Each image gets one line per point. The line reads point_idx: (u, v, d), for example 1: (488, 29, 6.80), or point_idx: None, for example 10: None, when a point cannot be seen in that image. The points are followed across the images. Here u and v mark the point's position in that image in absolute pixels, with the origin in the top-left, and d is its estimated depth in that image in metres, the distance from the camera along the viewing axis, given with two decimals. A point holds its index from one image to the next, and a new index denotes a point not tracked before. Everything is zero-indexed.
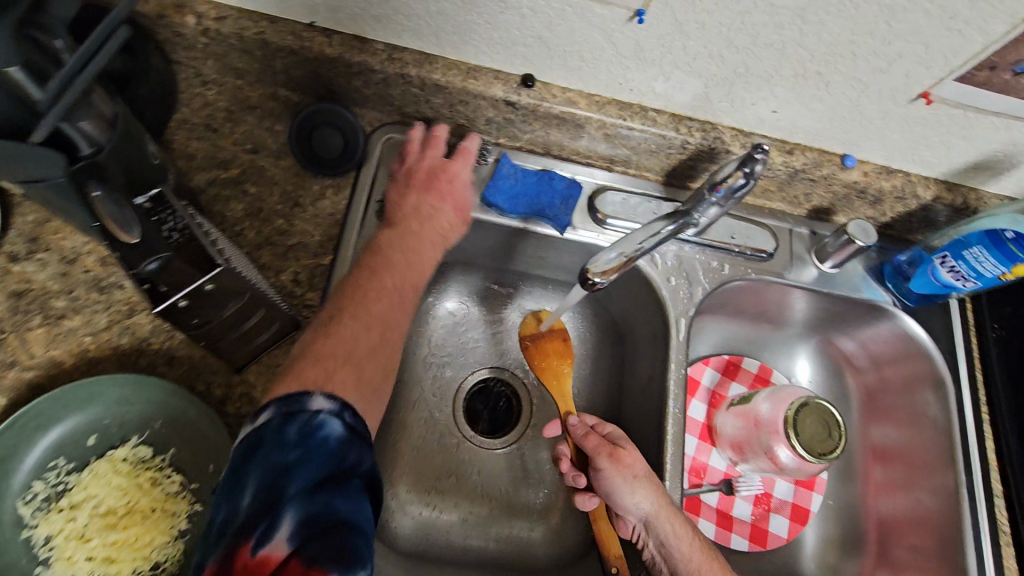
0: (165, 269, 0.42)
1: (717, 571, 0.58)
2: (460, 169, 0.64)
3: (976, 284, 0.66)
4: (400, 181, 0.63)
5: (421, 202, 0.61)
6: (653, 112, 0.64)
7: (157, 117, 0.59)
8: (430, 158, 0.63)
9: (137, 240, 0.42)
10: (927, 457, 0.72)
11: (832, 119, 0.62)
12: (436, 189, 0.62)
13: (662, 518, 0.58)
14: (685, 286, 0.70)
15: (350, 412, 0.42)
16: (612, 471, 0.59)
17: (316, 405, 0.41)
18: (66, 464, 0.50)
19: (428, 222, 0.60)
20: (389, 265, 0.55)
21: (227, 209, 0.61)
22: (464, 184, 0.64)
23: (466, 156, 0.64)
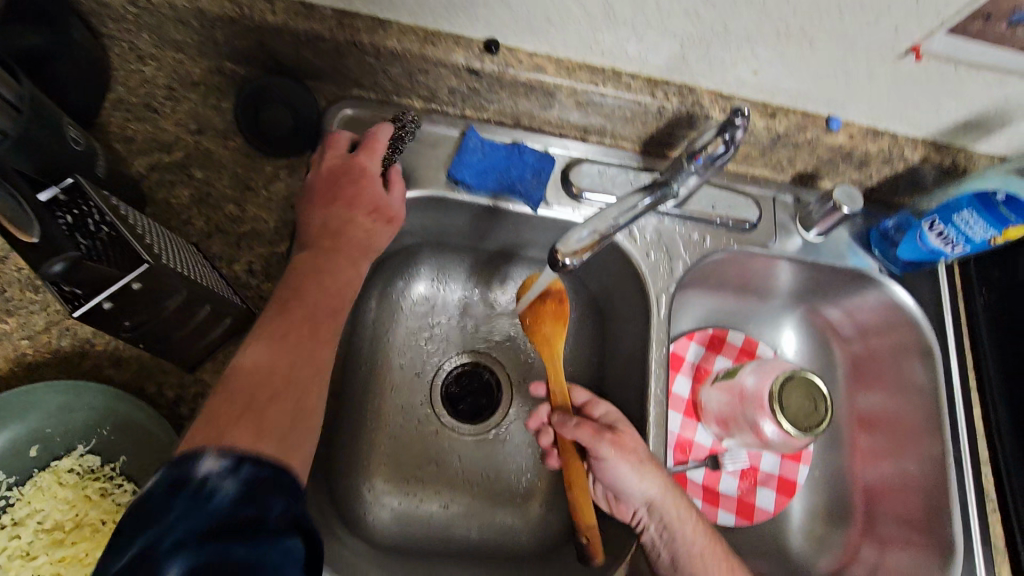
0: (77, 269, 0.36)
1: (720, 551, 0.59)
2: (369, 165, 0.57)
3: (965, 249, 0.64)
4: (307, 194, 0.57)
5: (334, 215, 0.55)
6: (627, 77, 0.60)
7: (85, 96, 0.54)
8: (331, 160, 0.57)
9: (38, 239, 0.36)
10: (914, 426, 0.70)
11: (816, 79, 0.58)
12: (346, 199, 0.56)
13: (668, 501, 0.58)
14: (666, 261, 0.67)
15: (249, 464, 0.36)
16: (617, 459, 0.57)
17: (205, 469, 0.34)
18: (7, 477, 0.46)
19: (346, 234, 0.55)
20: (306, 297, 0.49)
21: (172, 196, 0.56)
22: (381, 189, 0.57)
23: (376, 149, 0.58)
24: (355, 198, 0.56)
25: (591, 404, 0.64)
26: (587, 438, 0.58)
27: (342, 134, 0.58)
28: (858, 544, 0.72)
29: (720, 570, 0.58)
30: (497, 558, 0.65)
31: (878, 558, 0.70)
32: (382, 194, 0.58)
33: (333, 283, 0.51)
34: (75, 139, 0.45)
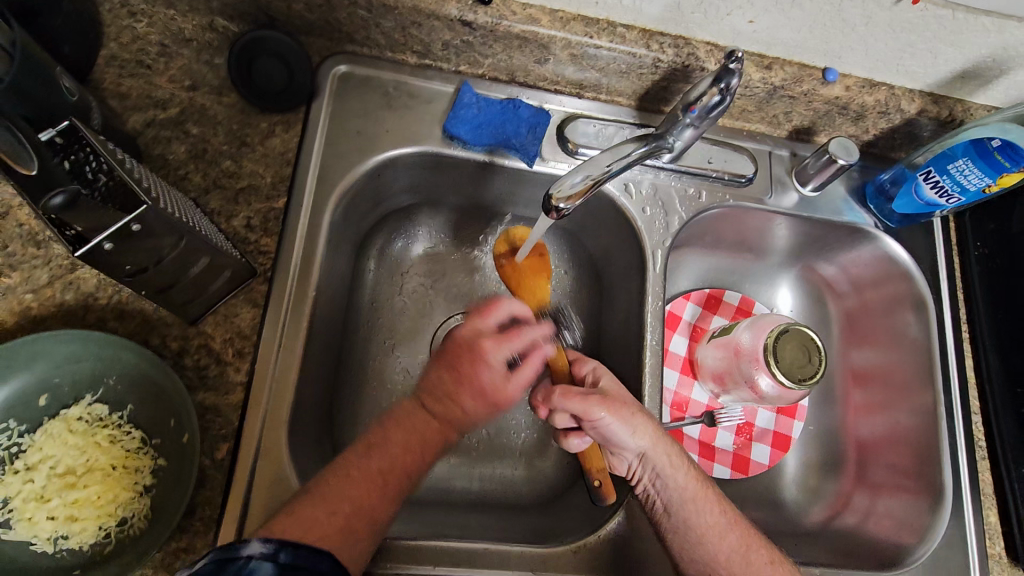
0: (75, 203, 0.38)
1: (712, 497, 0.58)
2: (492, 349, 0.52)
3: (960, 200, 0.64)
4: (438, 351, 0.54)
5: (444, 382, 0.51)
6: (622, 28, 0.60)
7: (77, 51, 0.54)
8: (466, 330, 0.53)
9: (37, 172, 0.38)
10: (906, 378, 0.71)
11: (813, 29, 0.58)
12: (460, 373, 0.51)
13: (660, 450, 0.57)
14: (662, 216, 0.68)
15: (286, 551, 0.41)
16: (611, 417, 0.55)
17: (249, 551, 0.40)
18: (18, 425, 0.48)
19: (449, 408, 0.51)
20: (384, 449, 0.49)
21: (168, 152, 0.57)
22: (500, 367, 0.51)
23: (517, 338, 0.53)
24: (468, 375, 0.51)
25: (580, 362, 0.63)
26: (580, 407, 0.56)
27: (501, 305, 0.55)
28: (851, 493, 0.73)
29: (712, 514, 0.57)
30: (498, 508, 0.67)
31: (871, 505, 0.70)
32: (502, 377, 0.51)
33: (414, 413, 0.51)
34: (69, 90, 0.45)
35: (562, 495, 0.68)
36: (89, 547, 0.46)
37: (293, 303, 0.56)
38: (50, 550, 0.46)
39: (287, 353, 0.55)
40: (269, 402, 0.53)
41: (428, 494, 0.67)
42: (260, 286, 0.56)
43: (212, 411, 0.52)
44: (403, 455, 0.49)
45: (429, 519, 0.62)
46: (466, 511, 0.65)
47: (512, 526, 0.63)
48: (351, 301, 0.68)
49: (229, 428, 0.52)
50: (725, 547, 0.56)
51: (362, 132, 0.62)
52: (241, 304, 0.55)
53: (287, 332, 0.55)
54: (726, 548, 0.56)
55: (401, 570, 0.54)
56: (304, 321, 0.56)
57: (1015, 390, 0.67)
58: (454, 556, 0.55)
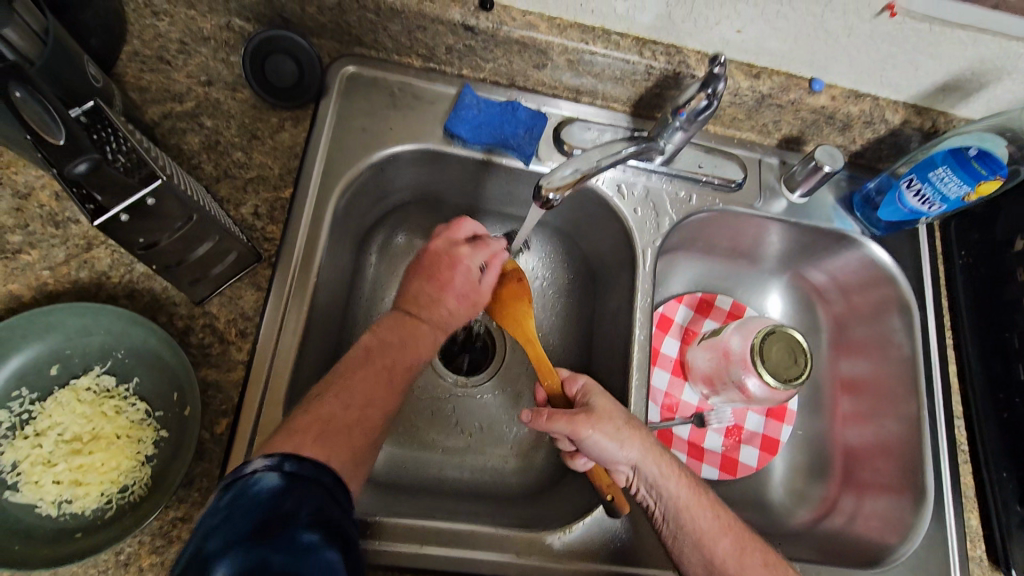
0: (96, 173, 0.40)
1: (707, 503, 0.57)
2: (467, 253, 0.59)
3: (942, 208, 0.66)
4: (413, 265, 0.59)
5: (427, 289, 0.57)
6: (616, 36, 0.63)
7: (102, 45, 0.57)
8: (439, 242, 0.59)
9: (63, 142, 0.40)
10: (893, 384, 0.72)
11: (797, 39, 0.61)
12: (438, 280, 0.58)
13: (648, 461, 0.57)
14: (653, 217, 0.70)
15: (290, 462, 0.40)
16: (596, 433, 0.56)
17: (253, 466, 0.39)
18: (29, 393, 0.50)
19: (433, 309, 0.57)
20: (382, 353, 0.52)
21: (183, 142, 0.60)
22: (475, 273, 0.59)
23: (485, 248, 0.60)
24: (447, 282, 0.57)
25: (572, 379, 0.64)
26: (566, 429, 0.57)
27: (463, 224, 0.61)
28: (838, 496, 0.73)
29: (706, 519, 0.56)
30: (488, 497, 0.68)
31: (856, 506, 0.71)
32: (475, 276, 0.59)
33: (404, 321, 0.55)
34: (93, 77, 0.49)
35: (551, 488, 0.69)
36: (90, 512, 0.48)
37: (295, 287, 0.58)
38: (53, 513, 0.48)
39: (287, 335, 0.57)
40: (268, 381, 0.55)
41: (420, 481, 0.68)
42: (264, 270, 0.58)
43: (214, 386, 0.54)
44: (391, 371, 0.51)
45: (419, 504, 0.64)
46: (456, 499, 0.67)
47: (501, 513, 0.65)
48: (352, 292, 0.70)
49: (229, 404, 0.54)
50: (721, 552, 0.55)
51: (367, 129, 0.65)
52: (245, 287, 0.57)
53: (288, 315, 0.57)
54: (722, 553, 0.55)
55: (391, 548, 0.55)
56: (305, 305, 0.58)
57: (997, 395, 0.68)
58: (442, 536, 0.56)
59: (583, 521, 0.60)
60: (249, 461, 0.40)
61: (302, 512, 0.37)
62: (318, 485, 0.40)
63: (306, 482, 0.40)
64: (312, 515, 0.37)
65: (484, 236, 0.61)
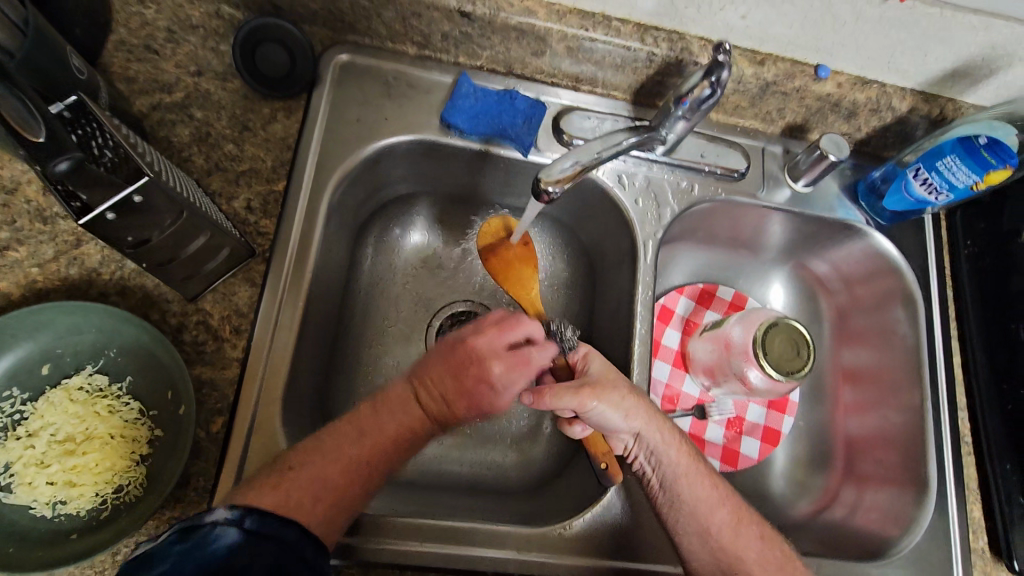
0: (79, 171, 0.41)
1: (704, 472, 0.57)
2: (500, 374, 0.51)
3: (949, 197, 0.65)
4: (444, 354, 0.52)
5: (445, 387, 0.51)
6: (617, 22, 0.61)
7: (86, 35, 0.55)
8: (479, 343, 0.51)
9: (44, 139, 0.40)
10: (896, 375, 0.71)
11: (804, 23, 0.59)
12: (461, 385, 0.51)
13: (651, 429, 0.56)
14: (654, 208, 0.69)
15: (252, 518, 0.41)
16: (601, 405, 0.55)
17: (214, 517, 0.40)
18: (21, 393, 0.49)
19: (442, 411, 0.51)
20: (376, 433, 0.50)
21: (173, 134, 0.58)
22: (502, 388, 0.51)
23: (524, 367, 0.52)
24: (467, 388, 0.51)
25: (571, 347, 0.61)
26: (571, 403, 0.54)
27: (520, 326, 0.53)
28: (839, 488, 0.73)
29: (704, 487, 0.56)
30: (488, 491, 0.68)
31: (857, 498, 0.71)
32: (498, 395, 0.51)
33: (407, 407, 0.51)
34: (78, 69, 0.48)
35: (551, 482, 0.69)
36: (86, 512, 0.48)
37: (290, 283, 0.57)
38: (48, 514, 0.47)
39: (282, 332, 0.56)
40: (264, 379, 0.54)
41: (419, 477, 0.68)
42: (258, 265, 0.57)
43: (209, 385, 0.54)
44: (390, 442, 0.50)
45: (419, 500, 0.63)
46: (456, 494, 0.66)
47: (501, 509, 0.64)
48: (348, 285, 0.69)
49: (226, 402, 0.54)
50: (716, 521, 0.55)
51: (362, 120, 0.64)
52: (239, 283, 0.56)
53: (283, 311, 0.56)
54: (719, 522, 0.55)
55: (389, 546, 0.55)
56: (301, 301, 0.57)
57: (1001, 386, 0.68)
58: (441, 534, 0.56)
59: (584, 517, 0.59)
60: (212, 510, 0.41)
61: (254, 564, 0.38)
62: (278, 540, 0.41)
63: (265, 539, 0.40)
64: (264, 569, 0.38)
65: (530, 347, 0.53)
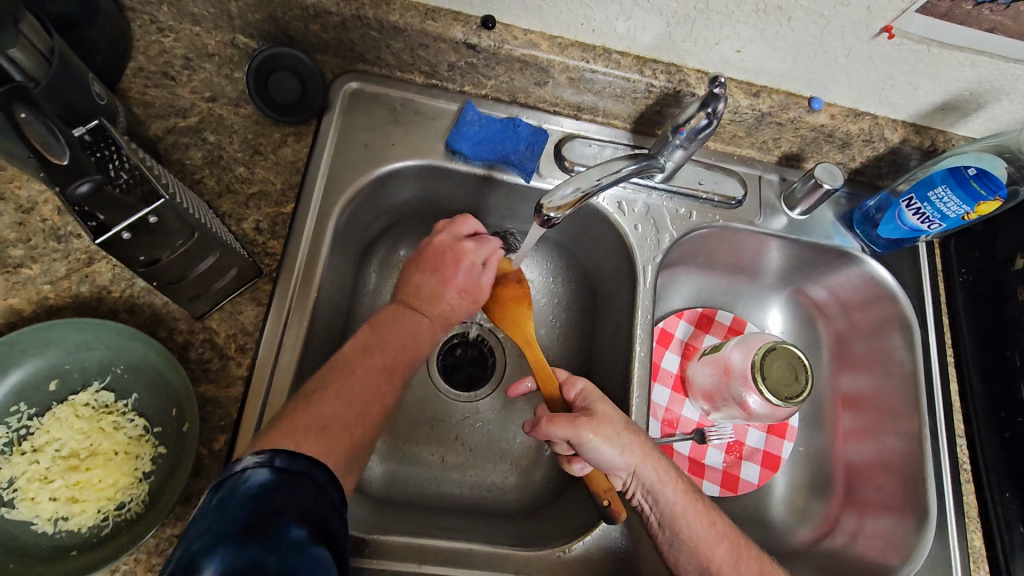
0: (98, 194, 0.41)
1: (703, 511, 0.57)
2: (472, 250, 0.57)
3: (941, 226, 0.67)
4: (413, 260, 0.58)
5: (429, 284, 0.56)
6: (617, 54, 0.63)
7: (107, 62, 0.58)
8: (442, 237, 0.58)
9: (67, 163, 0.41)
10: (895, 401, 0.72)
11: (796, 58, 0.61)
12: (442, 274, 0.56)
13: (648, 466, 0.56)
14: (653, 234, 0.70)
15: (282, 457, 0.40)
16: (596, 440, 0.55)
17: (243, 464, 0.39)
18: (28, 409, 0.50)
19: (434, 303, 0.56)
20: (387, 346, 0.52)
21: (186, 157, 0.60)
22: (477, 271, 0.57)
23: (486, 246, 0.58)
24: (448, 274, 0.56)
25: (569, 383, 0.62)
26: (567, 432, 0.55)
27: (464, 220, 0.60)
28: (839, 515, 0.73)
29: (703, 526, 0.56)
30: (487, 513, 0.68)
31: (858, 525, 0.70)
32: (478, 276, 0.57)
33: (400, 315, 0.55)
34: (99, 94, 0.50)
35: (551, 505, 0.69)
36: (88, 529, 0.48)
37: (296, 303, 0.58)
38: (49, 530, 0.47)
39: (286, 351, 0.57)
40: (267, 398, 0.55)
41: (418, 498, 0.67)
42: (265, 285, 0.58)
43: (213, 402, 0.54)
44: (401, 342, 0.53)
45: (418, 521, 0.63)
46: (455, 516, 0.66)
47: (500, 531, 0.64)
48: (352, 306, 0.70)
49: (228, 420, 0.54)
50: (716, 559, 0.55)
51: (369, 145, 0.66)
52: (246, 301, 0.57)
53: (288, 331, 0.57)
54: (718, 561, 0.55)
55: (389, 568, 0.55)
56: (305, 321, 0.58)
57: (999, 414, 0.68)
58: (439, 555, 0.56)
59: (583, 540, 0.59)
60: (240, 458, 0.40)
61: (291, 505, 0.38)
62: (311, 480, 0.40)
63: (298, 476, 0.40)
64: (299, 512, 0.38)
65: (484, 233, 0.59)
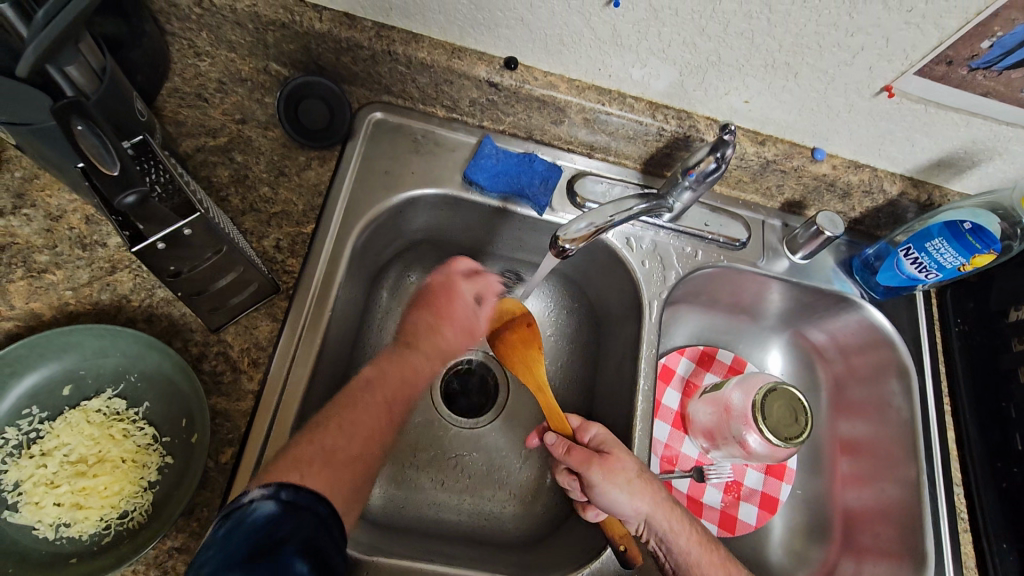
0: (143, 205, 0.42)
1: (718, 560, 0.57)
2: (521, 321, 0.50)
3: (938, 276, 0.69)
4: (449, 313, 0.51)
5: None
6: (631, 99, 0.67)
7: (147, 81, 0.61)
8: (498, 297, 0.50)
9: (118, 173, 0.41)
10: (892, 447, 0.73)
11: (801, 111, 0.64)
12: None
13: (659, 515, 0.57)
14: (660, 271, 0.72)
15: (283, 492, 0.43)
16: (606, 485, 0.56)
17: (251, 496, 0.42)
18: (40, 412, 0.51)
19: None
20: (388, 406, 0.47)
21: (213, 175, 0.62)
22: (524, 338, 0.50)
23: None
24: None
25: (583, 428, 0.63)
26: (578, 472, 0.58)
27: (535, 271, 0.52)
28: (837, 560, 0.73)
29: None
30: (484, 542, 0.67)
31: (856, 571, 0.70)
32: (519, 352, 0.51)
33: None
34: (140, 111, 0.53)
35: (549, 537, 0.68)
36: (88, 536, 0.48)
37: (310, 321, 0.59)
38: (50, 536, 0.47)
39: (298, 368, 0.58)
40: (276, 412, 0.56)
41: (416, 524, 0.67)
42: (281, 301, 0.60)
43: (222, 415, 0.55)
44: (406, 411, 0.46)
45: (415, 546, 0.62)
46: (453, 543, 0.66)
47: (497, 560, 0.64)
48: (362, 328, 0.71)
49: (236, 433, 0.54)
50: None
51: (390, 172, 0.68)
52: (261, 316, 0.59)
53: (301, 347, 0.58)
54: None
55: None
56: (318, 339, 0.59)
57: (995, 464, 0.68)
58: None
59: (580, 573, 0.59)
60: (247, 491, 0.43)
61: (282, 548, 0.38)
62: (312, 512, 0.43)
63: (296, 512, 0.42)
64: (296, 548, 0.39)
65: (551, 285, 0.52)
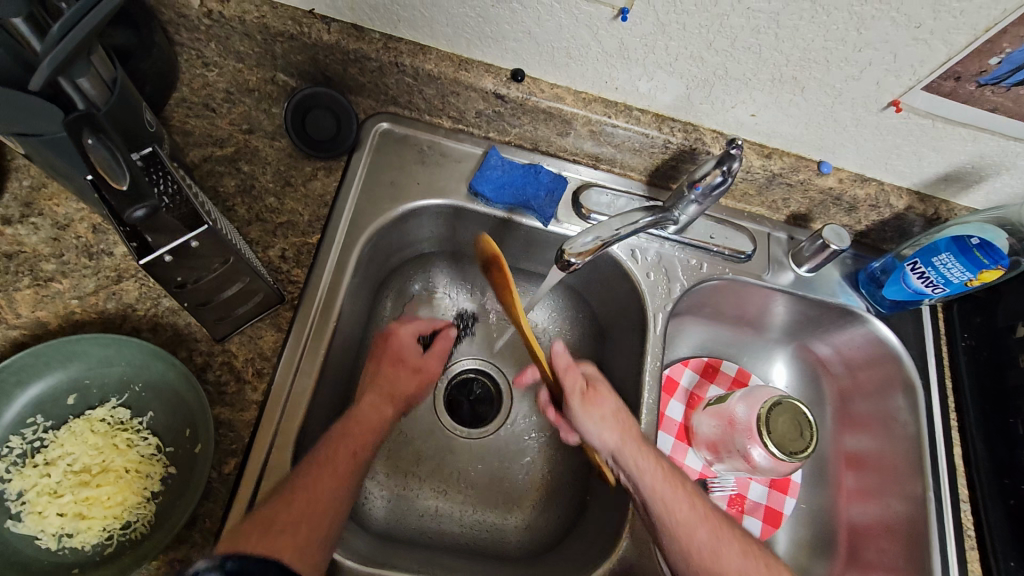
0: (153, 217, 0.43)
1: (684, 496, 0.56)
2: None
3: (945, 291, 0.68)
4: None
5: None
6: (637, 111, 0.67)
7: (156, 92, 0.61)
8: None
9: (126, 186, 0.42)
10: (899, 463, 0.72)
11: (807, 125, 0.64)
12: None
13: (626, 452, 0.57)
14: (664, 283, 0.72)
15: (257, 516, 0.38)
16: (580, 413, 0.59)
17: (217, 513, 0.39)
18: (44, 421, 0.51)
19: None
20: None
21: (220, 184, 0.63)
22: None
23: None
24: None
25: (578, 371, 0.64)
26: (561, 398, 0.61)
27: None
28: None
29: (682, 511, 0.55)
30: (486, 555, 0.67)
31: None
32: None
33: None
34: (149, 122, 0.53)
35: (552, 550, 0.68)
36: (91, 547, 0.48)
37: (314, 332, 0.59)
38: (52, 546, 0.47)
39: (302, 378, 0.58)
40: (280, 424, 0.56)
41: (418, 535, 0.67)
42: (286, 312, 0.60)
43: (226, 425, 0.55)
44: None
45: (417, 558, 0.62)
46: (454, 555, 0.65)
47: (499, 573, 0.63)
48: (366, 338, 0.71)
49: (240, 444, 0.54)
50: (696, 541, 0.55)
51: (396, 183, 0.68)
52: (266, 327, 0.59)
53: (305, 358, 0.58)
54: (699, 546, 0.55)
55: None
56: (322, 349, 0.59)
57: (1003, 481, 0.68)
58: None
59: None
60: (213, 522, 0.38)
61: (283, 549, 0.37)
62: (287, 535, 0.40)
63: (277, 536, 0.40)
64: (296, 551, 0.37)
65: None
